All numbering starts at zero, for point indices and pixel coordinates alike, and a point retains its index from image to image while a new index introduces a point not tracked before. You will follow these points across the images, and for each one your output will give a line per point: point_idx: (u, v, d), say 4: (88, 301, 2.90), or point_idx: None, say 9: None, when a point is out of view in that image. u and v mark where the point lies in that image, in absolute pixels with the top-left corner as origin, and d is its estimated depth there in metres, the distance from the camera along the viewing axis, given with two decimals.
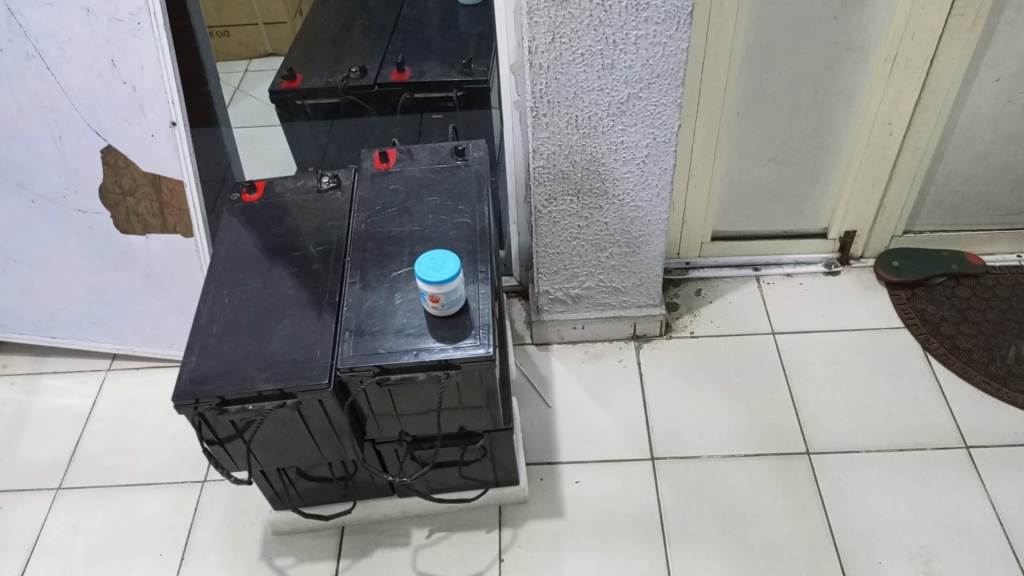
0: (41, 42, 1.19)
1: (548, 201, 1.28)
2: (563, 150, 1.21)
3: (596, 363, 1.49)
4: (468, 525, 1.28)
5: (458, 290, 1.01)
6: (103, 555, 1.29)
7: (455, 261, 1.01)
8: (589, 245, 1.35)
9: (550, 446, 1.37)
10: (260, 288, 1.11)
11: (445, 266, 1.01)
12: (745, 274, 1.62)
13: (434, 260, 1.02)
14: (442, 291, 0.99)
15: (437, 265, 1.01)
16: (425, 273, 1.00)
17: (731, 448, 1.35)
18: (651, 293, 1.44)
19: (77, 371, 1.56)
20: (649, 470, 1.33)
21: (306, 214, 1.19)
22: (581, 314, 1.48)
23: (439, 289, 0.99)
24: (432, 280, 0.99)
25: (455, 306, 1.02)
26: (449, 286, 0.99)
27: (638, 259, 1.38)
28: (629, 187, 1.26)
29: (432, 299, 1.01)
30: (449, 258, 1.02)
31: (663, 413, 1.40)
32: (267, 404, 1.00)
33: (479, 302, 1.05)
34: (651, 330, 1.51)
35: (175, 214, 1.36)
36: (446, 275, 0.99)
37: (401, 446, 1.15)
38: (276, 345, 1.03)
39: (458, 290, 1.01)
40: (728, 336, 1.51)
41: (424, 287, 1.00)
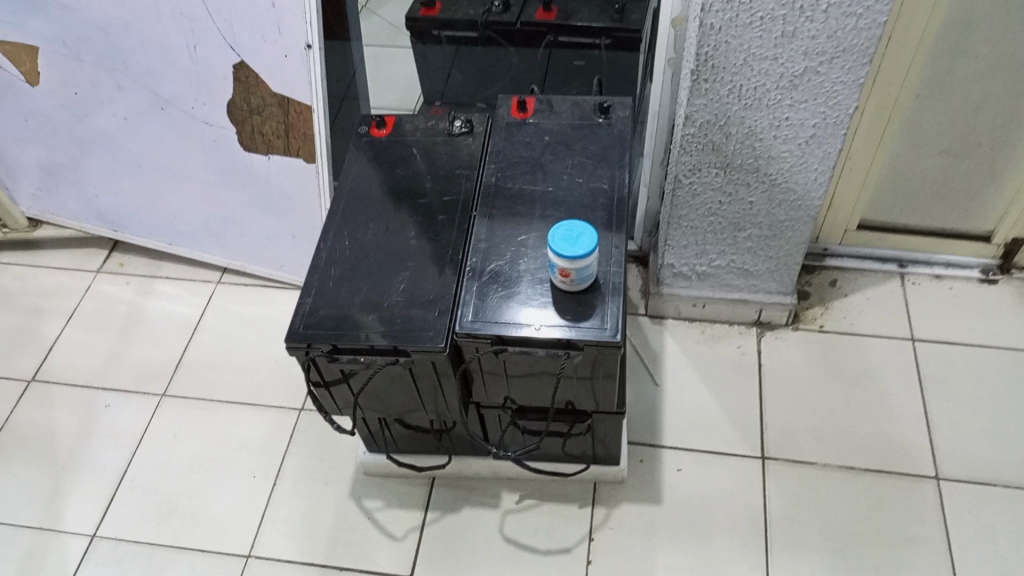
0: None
1: (691, 172, 1.18)
2: (719, 119, 1.10)
3: (712, 345, 1.40)
4: (561, 498, 1.24)
5: (592, 267, 0.94)
6: (201, 468, 1.31)
7: (592, 236, 0.94)
8: (727, 223, 1.25)
9: (653, 427, 1.31)
10: (383, 233, 1.06)
11: (581, 240, 0.93)
12: (888, 270, 1.48)
13: (567, 232, 0.94)
14: (575, 267, 0.93)
15: (571, 239, 0.93)
16: (559, 247, 0.93)
17: (850, 459, 1.25)
18: (784, 280, 1.34)
19: (189, 279, 1.58)
20: (757, 469, 1.25)
21: (434, 158, 1.14)
22: (703, 292, 1.38)
23: (572, 265, 0.92)
24: (567, 255, 0.92)
25: (585, 283, 0.96)
26: (583, 262, 0.92)
27: (777, 244, 1.27)
28: (785, 167, 1.15)
29: (561, 273, 0.94)
30: (585, 232, 0.95)
31: (779, 410, 1.31)
32: (378, 358, 0.96)
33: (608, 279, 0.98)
34: (777, 319, 1.40)
35: (300, 137, 1.32)
36: (582, 252, 0.92)
37: (505, 413, 1.11)
38: (394, 299, 0.99)
39: (591, 268, 0.94)
40: (860, 336, 1.39)
41: (556, 260, 0.93)
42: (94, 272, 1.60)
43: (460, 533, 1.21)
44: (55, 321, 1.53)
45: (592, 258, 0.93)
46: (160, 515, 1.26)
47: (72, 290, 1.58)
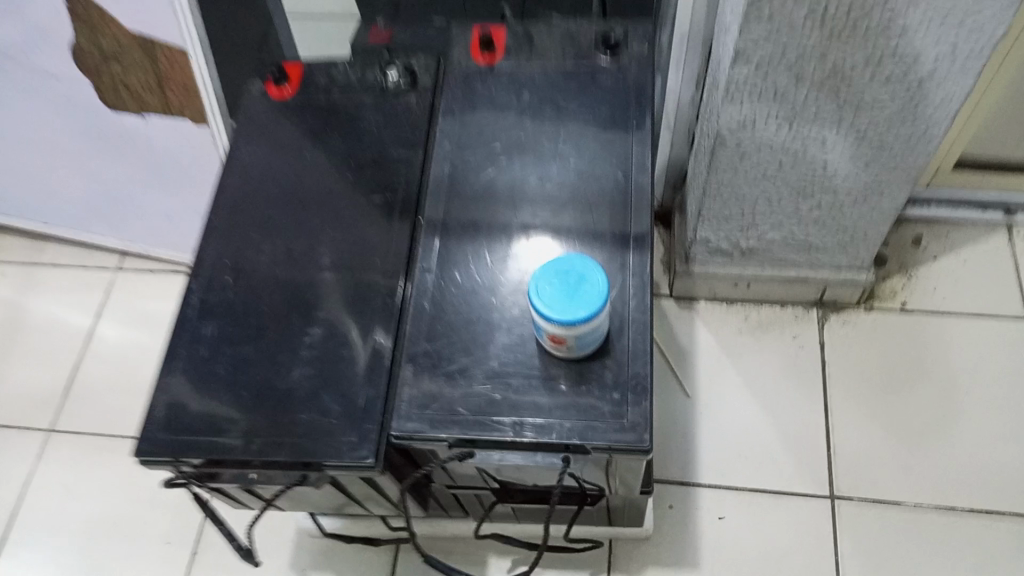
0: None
1: (741, 126, 0.81)
2: (786, 54, 0.71)
3: (759, 337, 1.07)
4: (567, 564, 0.95)
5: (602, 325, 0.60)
6: (101, 533, 1.02)
7: (599, 283, 0.59)
8: (787, 189, 0.89)
9: (685, 458, 1.00)
10: (282, 261, 0.71)
11: (583, 290, 0.58)
12: (990, 221, 1.11)
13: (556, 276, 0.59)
14: (575, 333, 0.58)
15: (564, 290, 0.58)
16: (548, 303, 0.58)
17: (948, 496, 0.95)
18: (860, 253, 0.99)
19: (80, 267, 1.23)
20: (825, 514, 0.95)
21: (360, 133, 0.77)
22: (748, 269, 1.04)
23: (571, 332, 0.58)
24: (563, 319, 0.57)
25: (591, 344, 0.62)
26: (587, 326, 0.58)
27: (857, 211, 0.91)
28: (881, 116, 0.77)
29: (554, 339, 0.59)
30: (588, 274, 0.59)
31: (849, 427, 1.00)
32: (279, 474, 0.63)
33: (623, 333, 0.64)
34: (846, 297, 1.06)
35: (179, 92, 0.93)
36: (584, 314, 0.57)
37: (487, 494, 0.79)
38: (300, 373, 0.65)
39: (599, 329, 0.60)
40: (954, 316, 1.06)
41: (544, 323, 0.58)
42: None
43: None
44: None
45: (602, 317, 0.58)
46: None
47: None
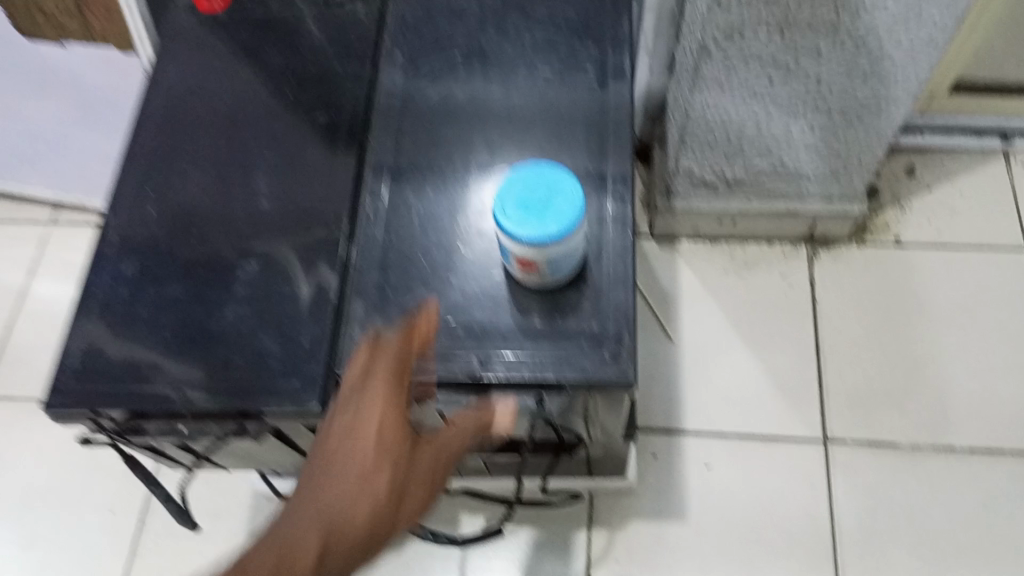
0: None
1: (728, 38, 0.72)
2: None
3: (745, 276, 1.01)
4: (546, 519, 0.89)
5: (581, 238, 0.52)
6: (40, 504, 0.94)
7: (573, 195, 0.51)
8: (777, 110, 0.81)
9: (668, 405, 0.94)
10: (214, 189, 0.62)
11: (553, 206, 0.50)
12: (987, 148, 1.05)
13: (521, 191, 0.51)
14: (546, 254, 0.51)
15: (530, 206, 0.51)
16: (514, 222, 0.50)
17: (948, 436, 0.90)
18: (853, 181, 0.92)
19: (9, 219, 1.13)
20: (818, 460, 0.90)
21: (300, 46, 0.68)
22: (733, 203, 0.97)
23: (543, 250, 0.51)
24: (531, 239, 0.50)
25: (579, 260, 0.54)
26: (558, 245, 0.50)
27: (851, 134, 0.84)
28: (883, 21, 0.69)
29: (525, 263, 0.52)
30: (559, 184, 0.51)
31: (842, 368, 0.94)
32: (214, 426, 0.56)
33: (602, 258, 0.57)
34: (837, 232, 1.00)
35: (101, 15, 0.83)
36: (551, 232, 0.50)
37: None
38: (236, 312, 0.58)
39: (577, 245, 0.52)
40: (950, 248, 1.00)
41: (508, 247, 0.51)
42: None
43: None
44: None
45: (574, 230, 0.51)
46: None
47: None
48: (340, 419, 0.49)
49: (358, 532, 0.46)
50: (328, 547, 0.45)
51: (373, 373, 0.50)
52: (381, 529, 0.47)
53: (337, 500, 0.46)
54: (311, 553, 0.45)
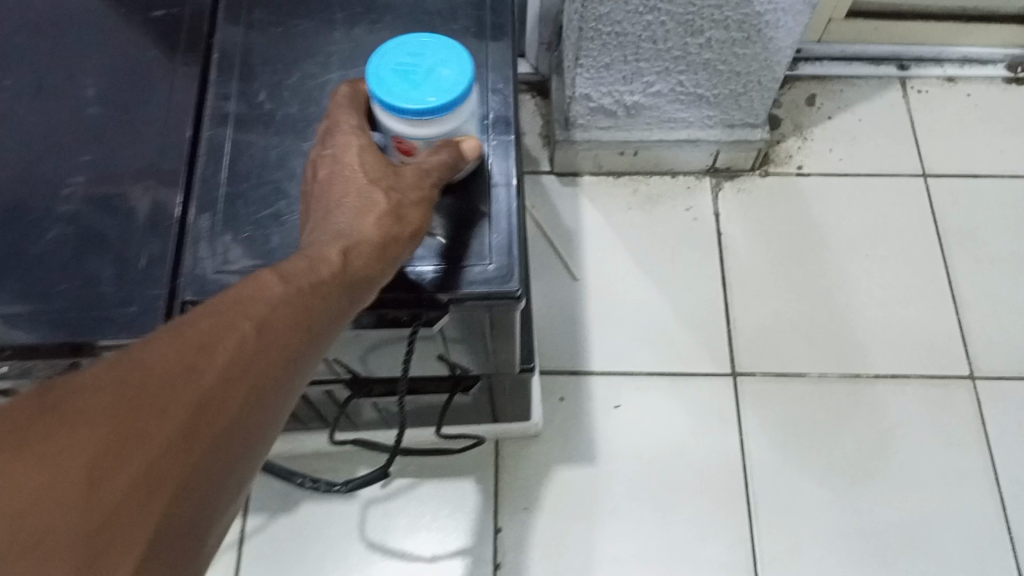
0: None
1: None
2: None
3: (649, 211, 0.97)
4: (449, 469, 0.83)
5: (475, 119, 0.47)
6: None
7: (462, 66, 0.44)
8: (673, 23, 0.77)
9: (575, 345, 0.90)
10: (32, 96, 0.54)
11: (436, 76, 0.43)
12: (883, 77, 1.04)
13: (399, 49, 0.44)
14: (427, 136, 0.44)
15: (410, 71, 0.44)
16: (387, 89, 0.43)
17: (855, 363, 0.88)
18: (753, 105, 0.89)
19: None
20: (728, 393, 0.87)
21: None
22: (634, 133, 0.93)
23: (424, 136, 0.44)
24: (408, 113, 0.42)
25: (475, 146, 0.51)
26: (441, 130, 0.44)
27: (749, 51, 0.81)
28: None
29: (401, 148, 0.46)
30: (448, 47, 0.45)
31: (749, 300, 0.92)
32: (41, 366, 0.48)
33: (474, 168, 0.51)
34: (739, 162, 0.97)
35: None
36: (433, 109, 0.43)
37: (340, 389, 0.66)
38: (64, 233, 0.49)
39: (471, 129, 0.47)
40: (852, 177, 0.98)
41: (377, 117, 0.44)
42: None
43: (301, 545, 0.81)
44: None
45: (464, 111, 0.45)
46: None
47: None
48: (317, 163, 0.45)
49: (373, 241, 0.41)
50: (350, 251, 0.40)
51: (347, 110, 0.46)
52: (394, 239, 0.41)
53: (344, 212, 0.41)
54: (334, 255, 0.39)
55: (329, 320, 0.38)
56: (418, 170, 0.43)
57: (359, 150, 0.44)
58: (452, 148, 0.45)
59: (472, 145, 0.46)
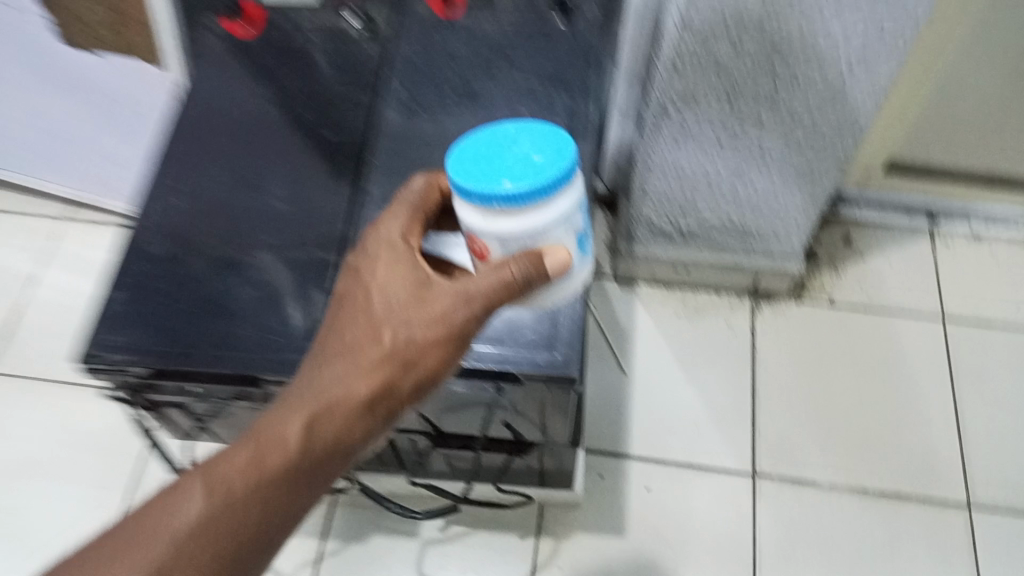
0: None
1: (685, 102, 0.85)
2: (730, 30, 0.75)
3: (695, 321, 1.11)
4: (498, 523, 0.97)
5: (570, 229, 0.46)
6: (30, 477, 1.01)
7: (559, 152, 0.43)
8: (726, 169, 0.94)
9: (617, 430, 1.03)
10: (234, 189, 0.72)
11: (532, 163, 0.43)
12: (916, 226, 1.18)
13: (492, 135, 0.44)
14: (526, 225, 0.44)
15: (492, 158, 0.44)
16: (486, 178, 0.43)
17: (863, 476, 1.00)
18: (791, 240, 1.04)
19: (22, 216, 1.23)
20: (746, 489, 0.99)
21: (318, 74, 0.78)
22: (687, 253, 1.09)
23: (496, 232, 0.44)
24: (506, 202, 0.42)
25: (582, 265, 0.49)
26: (515, 229, 0.44)
27: (788, 195, 0.97)
28: (813, 99, 0.83)
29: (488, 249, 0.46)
30: (545, 138, 0.44)
31: (774, 410, 1.04)
32: (221, 387, 0.65)
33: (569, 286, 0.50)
34: (777, 287, 1.11)
35: (138, 34, 0.92)
36: (500, 199, 0.42)
37: (422, 439, 0.81)
38: (248, 293, 0.67)
39: (566, 244, 0.46)
40: (878, 312, 1.11)
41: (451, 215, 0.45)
42: None
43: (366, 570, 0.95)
44: None
45: (546, 214, 0.44)
46: None
47: None
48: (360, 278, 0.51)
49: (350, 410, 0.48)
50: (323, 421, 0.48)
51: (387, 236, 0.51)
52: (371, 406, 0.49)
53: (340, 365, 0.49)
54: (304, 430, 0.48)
55: (277, 505, 0.48)
56: (423, 320, 0.48)
57: (382, 292, 0.49)
58: (534, 257, 0.45)
59: (561, 257, 0.46)
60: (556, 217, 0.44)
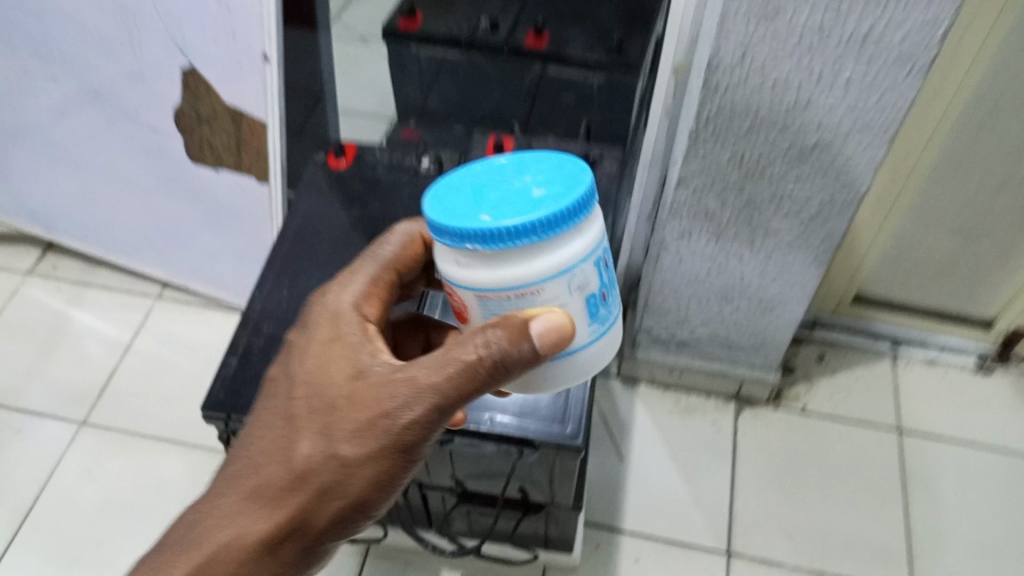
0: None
1: (681, 237, 1.07)
2: (715, 187, 0.98)
3: (685, 418, 1.30)
4: None
5: (570, 285, 0.49)
6: (112, 512, 1.20)
7: (554, 192, 0.48)
8: (714, 293, 1.14)
9: (613, 507, 1.21)
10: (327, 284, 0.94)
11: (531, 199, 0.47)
12: (879, 349, 1.38)
13: (495, 177, 0.50)
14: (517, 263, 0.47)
15: (487, 196, 0.48)
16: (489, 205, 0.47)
17: (823, 562, 1.15)
18: (770, 356, 1.23)
19: (125, 291, 1.46)
20: (721, 566, 1.15)
21: (396, 200, 1.01)
22: (682, 361, 1.28)
23: (486, 279, 0.48)
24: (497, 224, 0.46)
25: (593, 334, 0.52)
26: (505, 274, 0.47)
27: (766, 319, 1.17)
28: (782, 243, 1.04)
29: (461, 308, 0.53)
30: (551, 179, 0.49)
31: (749, 499, 1.21)
32: None
33: (581, 357, 0.53)
34: (757, 395, 1.30)
35: (253, 154, 1.18)
36: (483, 235, 0.46)
37: (451, 496, 0.99)
38: None
39: (566, 301, 0.49)
40: (843, 421, 1.29)
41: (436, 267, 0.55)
42: (23, 273, 1.49)
43: None
44: None
45: (539, 263, 0.47)
46: (59, 565, 1.14)
47: None
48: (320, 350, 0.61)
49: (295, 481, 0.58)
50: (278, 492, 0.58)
51: (343, 305, 0.62)
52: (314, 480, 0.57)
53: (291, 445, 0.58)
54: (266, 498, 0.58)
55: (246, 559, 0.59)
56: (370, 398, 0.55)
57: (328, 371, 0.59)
58: (512, 329, 0.49)
59: (554, 319, 0.49)
60: (549, 269, 0.47)
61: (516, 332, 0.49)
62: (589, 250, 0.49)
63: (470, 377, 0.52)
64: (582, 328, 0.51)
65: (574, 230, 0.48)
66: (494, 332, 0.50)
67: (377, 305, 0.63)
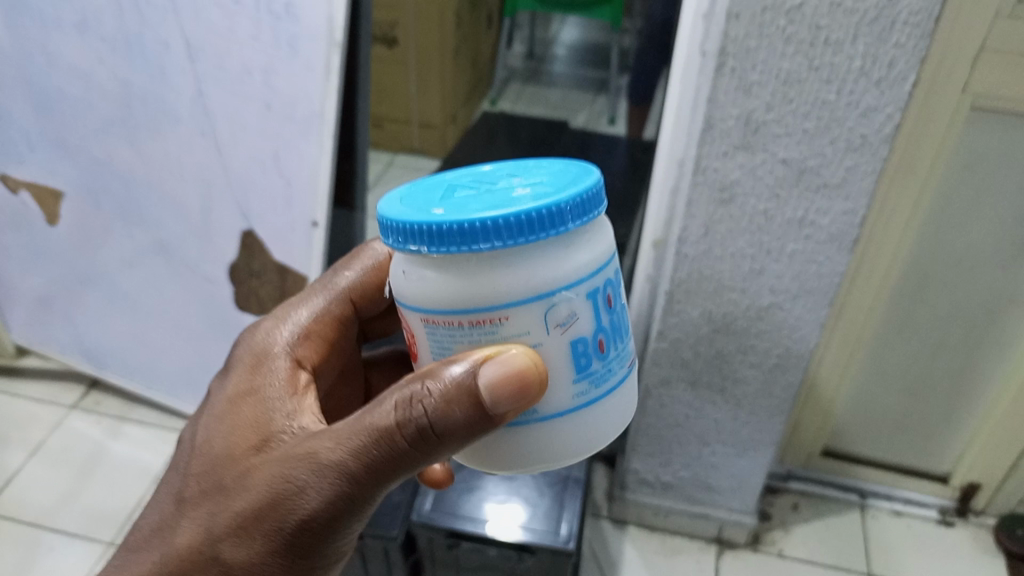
0: (215, 107, 1.21)
1: (662, 383, 1.24)
2: (689, 339, 1.16)
3: (671, 558, 1.40)
4: None
5: (547, 320, 0.51)
6: None
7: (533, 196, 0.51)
8: (692, 436, 1.29)
9: None
10: None
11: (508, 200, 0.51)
12: (849, 500, 1.51)
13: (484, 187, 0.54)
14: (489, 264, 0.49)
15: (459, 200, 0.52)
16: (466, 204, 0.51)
17: None
18: (746, 499, 1.35)
19: (159, 426, 1.60)
20: None
21: None
22: (666, 503, 1.40)
23: (444, 295, 0.51)
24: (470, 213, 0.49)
25: (578, 393, 0.54)
26: (476, 288, 0.50)
27: (740, 462, 1.30)
28: (750, 390, 1.20)
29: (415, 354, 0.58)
30: (535, 189, 0.52)
31: None
32: None
33: (568, 419, 0.55)
34: (737, 538, 1.41)
35: None
36: (435, 231, 0.49)
37: None
38: None
39: (542, 341, 0.51)
40: (817, 565, 1.39)
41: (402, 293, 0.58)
42: (69, 406, 1.64)
43: None
44: (19, 451, 1.55)
45: (512, 286, 0.49)
46: None
47: (42, 421, 1.61)
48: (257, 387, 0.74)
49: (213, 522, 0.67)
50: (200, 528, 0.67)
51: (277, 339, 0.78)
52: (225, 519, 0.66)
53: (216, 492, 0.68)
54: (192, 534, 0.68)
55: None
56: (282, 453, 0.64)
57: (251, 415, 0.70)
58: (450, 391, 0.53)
59: (513, 360, 0.50)
60: (516, 296, 0.50)
61: (453, 389, 0.53)
62: (570, 287, 0.51)
63: (385, 438, 0.57)
64: (565, 384, 0.53)
65: (551, 254, 0.50)
66: (428, 388, 0.54)
67: (312, 343, 0.79)
